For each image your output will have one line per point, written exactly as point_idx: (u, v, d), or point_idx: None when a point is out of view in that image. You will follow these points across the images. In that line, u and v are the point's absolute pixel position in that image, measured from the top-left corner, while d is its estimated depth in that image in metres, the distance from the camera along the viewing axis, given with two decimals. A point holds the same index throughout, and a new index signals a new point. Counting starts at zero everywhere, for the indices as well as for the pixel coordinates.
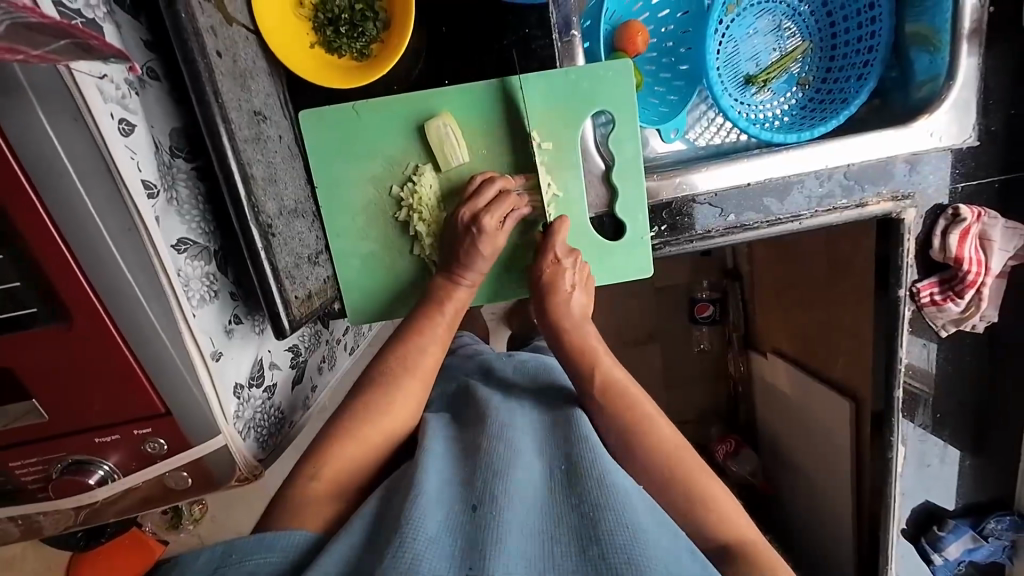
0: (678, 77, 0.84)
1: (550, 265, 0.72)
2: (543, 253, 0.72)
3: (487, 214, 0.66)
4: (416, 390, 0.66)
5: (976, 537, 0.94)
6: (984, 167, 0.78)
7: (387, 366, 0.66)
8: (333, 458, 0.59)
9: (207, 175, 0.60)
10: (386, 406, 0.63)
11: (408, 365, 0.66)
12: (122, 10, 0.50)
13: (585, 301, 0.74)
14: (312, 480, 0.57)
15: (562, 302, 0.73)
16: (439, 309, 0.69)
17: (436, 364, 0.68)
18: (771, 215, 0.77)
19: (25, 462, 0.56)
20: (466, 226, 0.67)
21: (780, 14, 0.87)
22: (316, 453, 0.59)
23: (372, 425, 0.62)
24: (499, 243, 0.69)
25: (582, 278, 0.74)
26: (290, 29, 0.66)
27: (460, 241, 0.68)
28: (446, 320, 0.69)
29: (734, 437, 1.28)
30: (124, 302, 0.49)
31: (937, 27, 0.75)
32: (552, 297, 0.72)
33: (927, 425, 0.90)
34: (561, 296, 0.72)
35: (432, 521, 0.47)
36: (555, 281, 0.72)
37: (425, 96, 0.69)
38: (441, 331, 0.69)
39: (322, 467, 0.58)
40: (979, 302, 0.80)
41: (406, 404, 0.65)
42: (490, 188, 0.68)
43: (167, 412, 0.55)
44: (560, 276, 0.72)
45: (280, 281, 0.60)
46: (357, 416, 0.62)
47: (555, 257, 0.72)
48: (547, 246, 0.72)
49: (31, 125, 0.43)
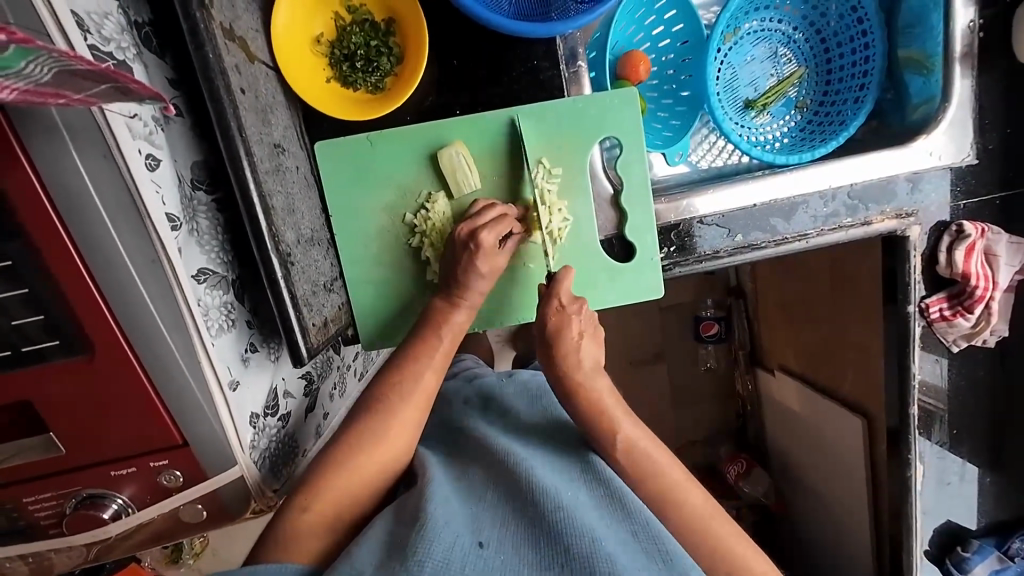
0: (680, 103, 0.86)
1: (555, 312, 0.67)
2: (545, 300, 0.68)
3: (487, 231, 0.67)
4: (411, 418, 0.64)
5: (1001, 556, 0.91)
6: (985, 184, 0.79)
7: (383, 393, 0.64)
8: (326, 492, 0.58)
9: (226, 206, 0.61)
10: (380, 438, 0.62)
11: (401, 391, 0.64)
12: (149, 51, 0.52)
13: (595, 349, 0.68)
14: (302, 512, 0.57)
15: (572, 350, 0.66)
16: (436, 333, 0.68)
17: (433, 390, 0.67)
18: (777, 235, 0.78)
19: (39, 498, 0.56)
20: (464, 243, 0.67)
21: (775, 41, 0.90)
22: (313, 483, 0.58)
23: (377, 452, 0.61)
24: (498, 262, 0.68)
25: (591, 325, 0.68)
26: (307, 65, 0.68)
27: (459, 258, 0.68)
28: (445, 344, 0.68)
29: (745, 456, 1.26)
30: (146, 332, 0.50)
31: (929, 52, 0.78)
32: (559, 348, 0.66)
33: (944, 442, 0.89)
34: (569, 344, 0.66)
35: (442, 553, 0.50)
36: (561, 330, 0.66)
37: (438, 126, 0.71)
38: (436, 357, 0.67)
39: (314, 498, 0.58)
40: (989, 317, 0.80)
41: (400, 432, 0.63)
42: (491, 209, 0.69)
43: (184, 443, 0.55)
44: (567, 323, 0.66)
45: (298, 309, 0.60)
46: (359, 444, 0.61)
47: (559, 304, 0.67)
48: (550, 296, 0.68)
49: (63, 162, 0.44)
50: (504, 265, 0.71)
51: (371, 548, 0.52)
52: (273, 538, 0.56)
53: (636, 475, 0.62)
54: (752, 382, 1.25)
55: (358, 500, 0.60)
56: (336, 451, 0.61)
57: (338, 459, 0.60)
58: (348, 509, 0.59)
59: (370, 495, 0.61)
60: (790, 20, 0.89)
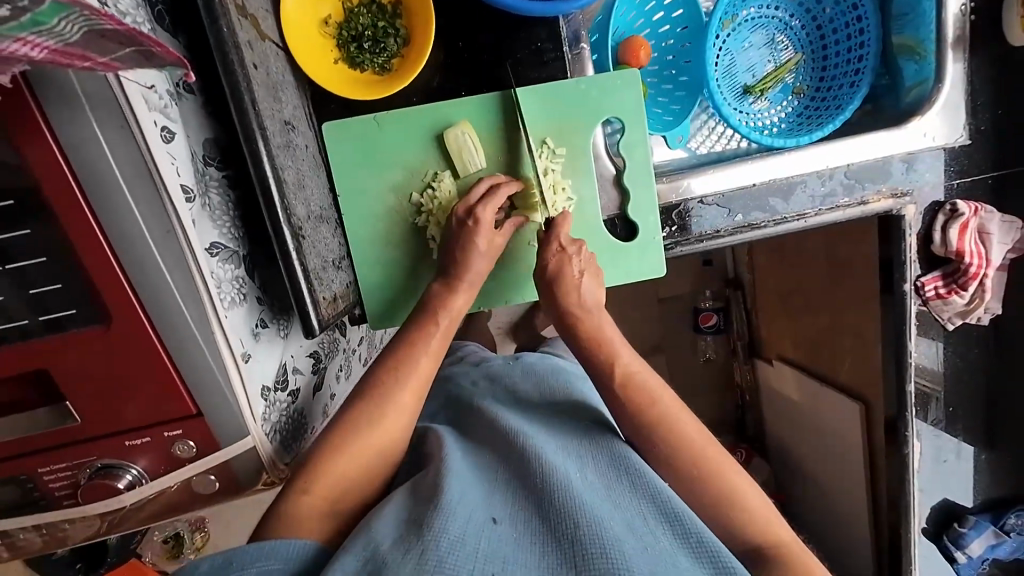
0: (679, 88, 0.88)
1: (555, 255, 0.71)
2: (545, 244, 0.71)
3: (482, 206, 0.68)
4: (407, 403, 0.64)
5: (998, 532, 0.93)
6: (977, 164, 0.81)
7: (384, 373, 0.65)
8: (330, 469, 0.59)
9: (237, 183, 0.62)
10: (378, 419, 0.62)
11: (399, 373, 0.65)
12: (162, 28, 0.53)
13: (596, 287, 0.71)
14: (304, 494, 0.57)
15: (572, 289, 0.70)
16: (435, 317, 0.68)
17: (429, 371, 0.67)
18: (777, 215, 0.80)
19: (55, 468, 0.56)
20: (463, 220, 0.69)
21: (772, 28, 0.92)
22: (315, 467, 0.59)
23: (373, 438, 0.62)
24: (496, 240, 0.70)
25: (591, 267, 0.72)
26: (317, 47, 0.70)
27: (458, 235, 0.69)
28: (440, 330, 0.68)
29: (744, 448, 1.29)
30: (163, 301, 0.51)
31: (923, 37, 0.80)
32: (560, 285, 0.70)
33: (940, 420, 0.91)
34: (569, 281, 0.70)
35: (458, 529, 0.51)
36: (561, 269, 0.70)
37: (443, 106, 0.72)
38: (435, 333, 0.68)
39: (314, 481, 0.58)
40: (983, 293, 0.82)
41: (398, 415, 0.63)
42: (482, 184, 0.70)
43: (198, 413, 0.56)
44: (567, 263, 0.70)
45: (310, 282, 0.61)
46: (367, 424, 0.62)
47: (559, 245, 0.71)
48: (550, 239, 0.71)
49: (84, 131, 0.45)
50: (504, 244, 0.73)
51: (386, 522, 0.53)
52: (279, 514, 0.57)
53: (639, 445, 0.64)
54: (751, 372, 1.27)
55: (367, 469, 0.61)
56: (345, 422, 0.62)
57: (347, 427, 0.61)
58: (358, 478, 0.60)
59: (377, 465, 0.62)
60: (786, 7, 0.91)
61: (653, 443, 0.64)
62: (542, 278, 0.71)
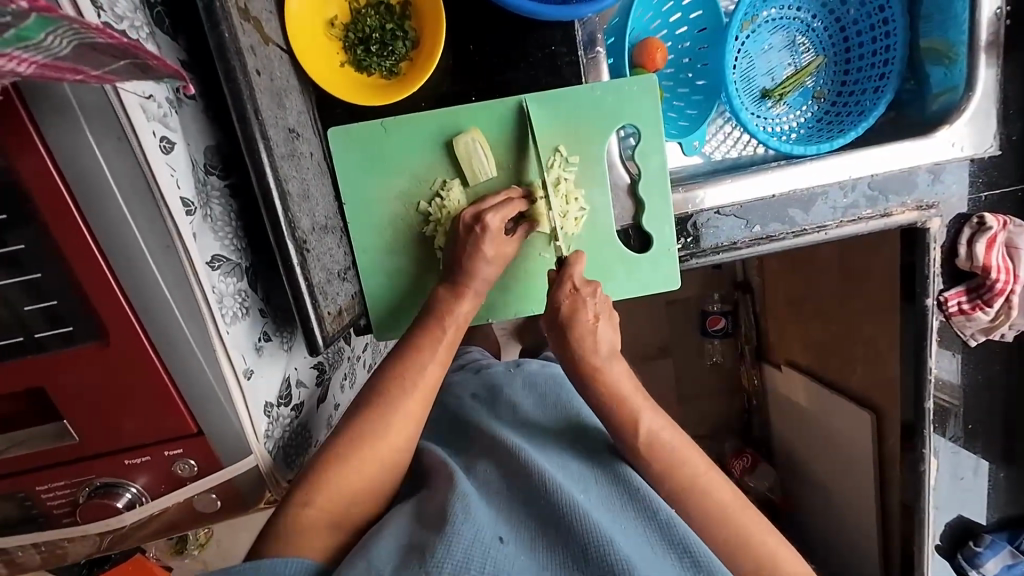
0: (696, 92, 0.84)
1: (568, 297, 0.64)
2: (557, 286, 0.65)
3: (492, 213, 0.66)
4: (415, 411, 0.63)
5: (1014, 552, 0.91)
6: (1006, 176, 0.78)
7: (387, 384, 0.63)
8: (329, 485, 0.57)
9: (239, 192, 0.59)
10: (388, 430, 0.61)
11: (406, 383, 0.63)
12: (161, 31, 0.51)
13: (612, 332, 0.65)
14: (307, 507, 0.56)
15: (582, 331, 0.65)
16: (442, 324, 0.66)
17: (437, 381, 0.65)
18: (796, 226, 0.77)
19: (52, 486, 0.55)
20: (472, 226, 0.66)
21: (793, 29, 0.88)
22: (313, 480, 0.57)
23: (376, 451, 0.60)
24: (503, 247, 0.68)
25: (606, 309, 0.65)
26: (322, 50, 0.67)
27: (465, 244, 0.66)
28: (448, 340, 0.66)
29: (750, 452, 1.26)
30: (163, 319, 0.49)
31: (952, 41, 0.77)
32: (573, 331, 0.64)
33: (959, 437, 0.89)
34: (584, 328, 0.64)
35: (459, 554, 0.49)
36: (575, 314, 0.64)
37: (453, 113, 0.69)
38: (442, 348, 0.66)
39: (318, 493, 0.56)
40: (1009, 310, 0.78)
41: (405, 426, 0.62)
42: (497, 196, 0.68)
43: (199, 432, 0.54)
44: (581, 307, 0.64)
45: (314, 296, 0.59)
46: (374, 438, 0.60)
47: (573, 287, 0.65)
48: (561, 281, 0.66)
49: (77, 143, 0.43)
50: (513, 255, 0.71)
51: (388, 548, 0.52)
52: (279, 530, 0.55)
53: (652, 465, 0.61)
54: (759, 378, 1.25)
55: (369, 488, 0.59)
56: (346, 435, 0.60)
57: (350, 445, 0.59)
58: (361, 496, 0.59)
59: (381, 483, 0.60)
60: (808, 7, 0.88)
61: (668, 466, 0.62)
62: (552, 326, 0.65)
